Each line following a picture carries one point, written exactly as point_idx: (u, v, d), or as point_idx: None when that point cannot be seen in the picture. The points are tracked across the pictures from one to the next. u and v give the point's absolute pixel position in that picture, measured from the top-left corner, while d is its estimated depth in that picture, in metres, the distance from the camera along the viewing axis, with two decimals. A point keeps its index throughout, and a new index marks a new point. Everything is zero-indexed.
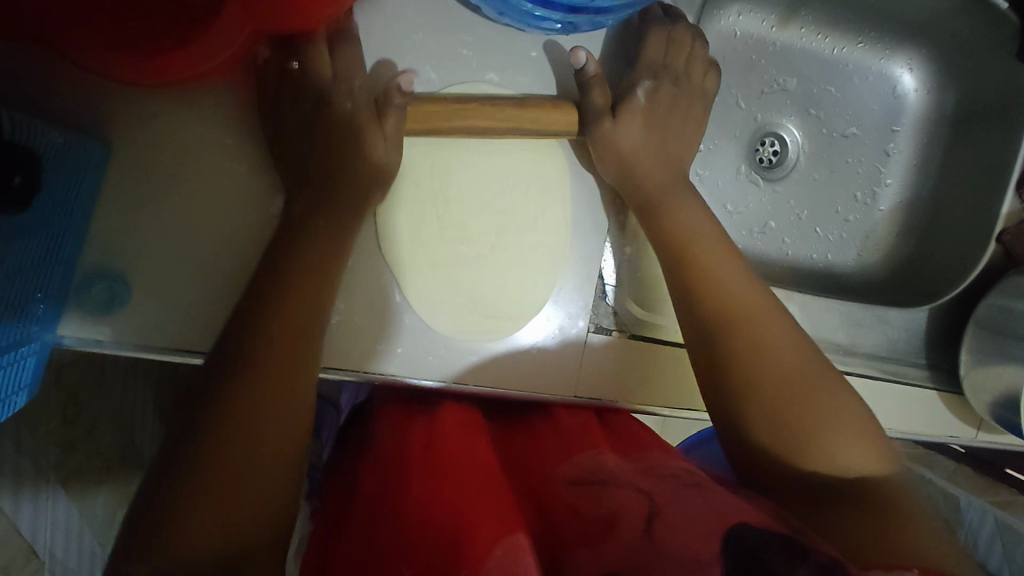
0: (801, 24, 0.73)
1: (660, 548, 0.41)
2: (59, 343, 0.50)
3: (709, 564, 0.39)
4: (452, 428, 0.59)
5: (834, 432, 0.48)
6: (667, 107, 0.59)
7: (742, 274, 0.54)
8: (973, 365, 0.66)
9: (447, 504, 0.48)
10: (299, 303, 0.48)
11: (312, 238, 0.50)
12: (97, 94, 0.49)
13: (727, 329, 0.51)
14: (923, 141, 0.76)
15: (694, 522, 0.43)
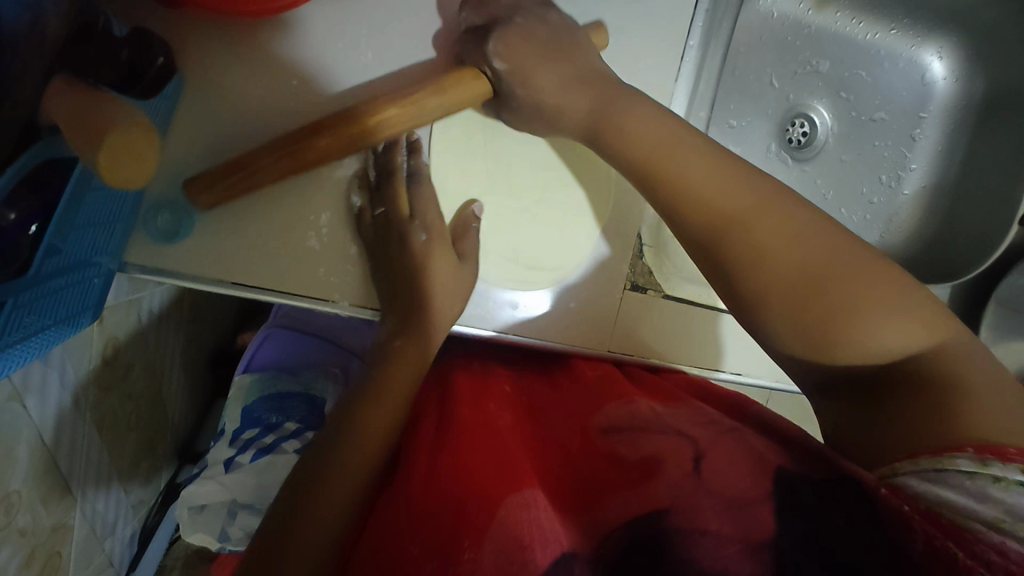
0: (836, 7, 0.76)
1: (703, 485, 0.41)
2: (123, 270, 0.53)
3: (755, 501, 0.39)
4: (463, 403, 0.59)
5: (763, 212, 0.47)
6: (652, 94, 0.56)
7: (704, 182, 0.48)
8: (992, 341, 0.68)
9: (460, 473, 0.46)
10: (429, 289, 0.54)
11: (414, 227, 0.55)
12: (176, 30, 0.51)
13: (618, 114, 0.51)
14: (950, 128, 0.78)
15: (738, 466, 0.43)
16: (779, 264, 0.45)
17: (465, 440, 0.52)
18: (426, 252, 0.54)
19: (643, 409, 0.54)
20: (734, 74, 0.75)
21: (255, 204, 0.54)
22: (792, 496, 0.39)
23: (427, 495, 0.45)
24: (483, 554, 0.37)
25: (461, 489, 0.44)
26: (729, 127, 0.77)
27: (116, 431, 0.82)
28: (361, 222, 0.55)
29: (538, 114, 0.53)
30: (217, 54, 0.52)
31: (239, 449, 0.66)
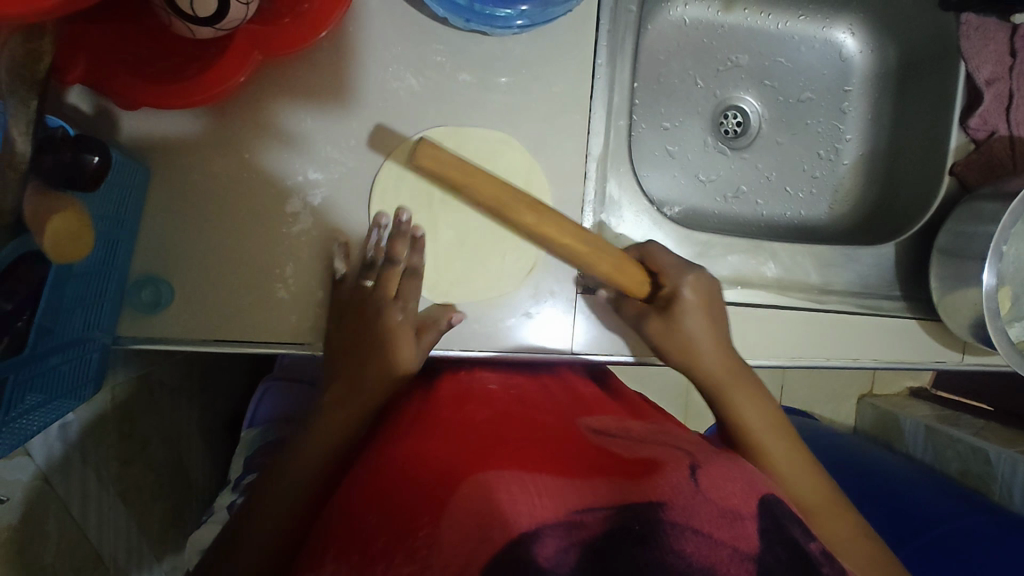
0: (743, 5, 0.81)
1: (702, 491, 0.44)
2: (117, 342, 0.59)
3: (744, 514, 0.43)
4: (447, 399, 0.65)
5: (769, 425, 0.62)
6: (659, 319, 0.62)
7: (748, 405, 0.62)
8: (943, 291, 0.70)
9: (432, 464, 0.52)
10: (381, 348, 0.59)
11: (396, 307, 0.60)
12: (135, 126, 0.57)
13: (703, 361, 0.62)
14: (874, 96, 0.82)
15: (734, 481, 0.47)
16: (778, 458, 0.60)
17: (437, 436, 0.57)
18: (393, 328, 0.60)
19: (635, 428, 0.60)
20: (659, 81, 0.81)
21: (230, 267, 0.60)
22: (777, 521, 0.44)
23: (402, 485, 0.50)
24: (446, 528, 0.42)
25: (436, 476, 0.50)
26: (663, 129, 0.82)
27: (141, 499, 0.88)
28: (338, 288, 0.61)
29: (684, 340, 0.61)
30: (233, 188, 0.59)
31: (238, 494, 0.71)
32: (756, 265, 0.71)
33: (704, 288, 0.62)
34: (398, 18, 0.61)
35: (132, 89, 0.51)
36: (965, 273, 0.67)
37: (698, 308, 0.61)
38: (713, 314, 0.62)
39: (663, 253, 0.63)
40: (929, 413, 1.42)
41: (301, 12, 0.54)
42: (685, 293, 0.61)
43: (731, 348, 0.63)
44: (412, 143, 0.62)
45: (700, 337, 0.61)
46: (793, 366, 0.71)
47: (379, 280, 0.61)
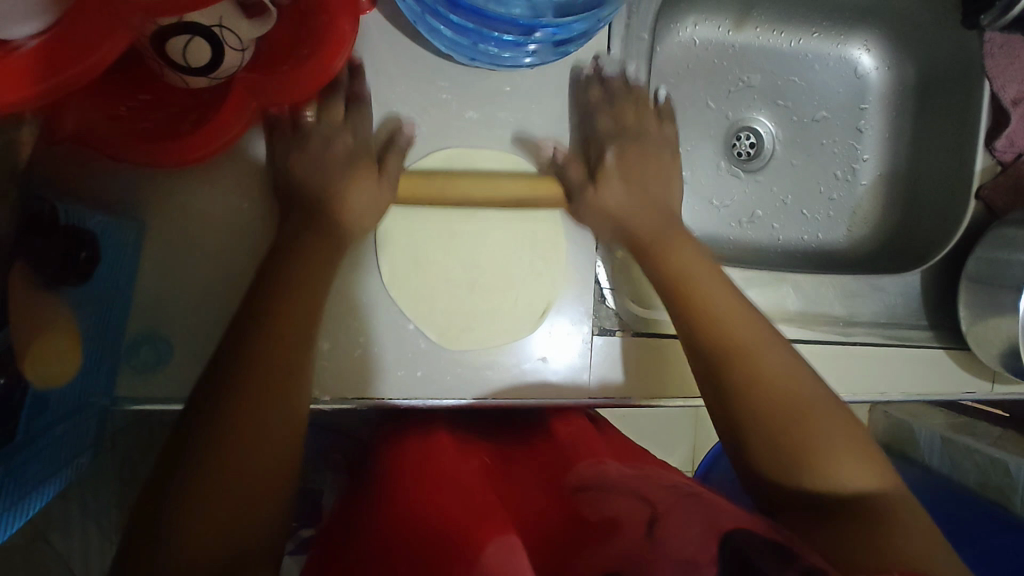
0: (755, 24, 0.78)
1: (658, 548, 0.43)
2: (115, 404, 0.56)
3: (704, 565, 0.40)
4: (417, 450, 0.63)
5: (762, 350, 0.54)
6: (630, 142, 0.63)
7: (686, 252, 0.59)
8: (973, 320, 0.67)
9: (434, 505, 0.53)
10: (301, 305, 0.50)
11: (335, 224, 0.54)
12: (128, 179, 0.54)
13: (635, 222, 0.60)
14: (892, 115, 0.80)
15: (692, 526, 0.45)
16: (777, 382, 0.52)
17: (423, 477, 0.58)
18: (327, 240, 0.54)
19: (626, 470, 0.57)
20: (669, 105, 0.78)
21: (231, 322, 0.57)
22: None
23: (407, 526, 0.51)
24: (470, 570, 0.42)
25: (441, 520, 0.50)
26: None
27: None
28: (275, 161, 0.56)
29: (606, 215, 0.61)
30: (232, 241, 0.57)
31: None
32: (777, 297, 0.68)
33: (630, 152, 0.63)
34: (401, 56, 0.58)
35: (121, 142, 0.48)
36: (1000, 302, 0.64)
37: (621, 161, 0.62)
38: (643, 170, 0.63)
39: (603, 108, 0.62)
40: (944, 422, 1.40)
41: (301, 59, 0.51)
42: (607, 159, 0.61)
43: (669, 217, 0.62)
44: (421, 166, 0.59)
45: (628, 206, 0.61)
46: None
47: (321, 112, 0.55)
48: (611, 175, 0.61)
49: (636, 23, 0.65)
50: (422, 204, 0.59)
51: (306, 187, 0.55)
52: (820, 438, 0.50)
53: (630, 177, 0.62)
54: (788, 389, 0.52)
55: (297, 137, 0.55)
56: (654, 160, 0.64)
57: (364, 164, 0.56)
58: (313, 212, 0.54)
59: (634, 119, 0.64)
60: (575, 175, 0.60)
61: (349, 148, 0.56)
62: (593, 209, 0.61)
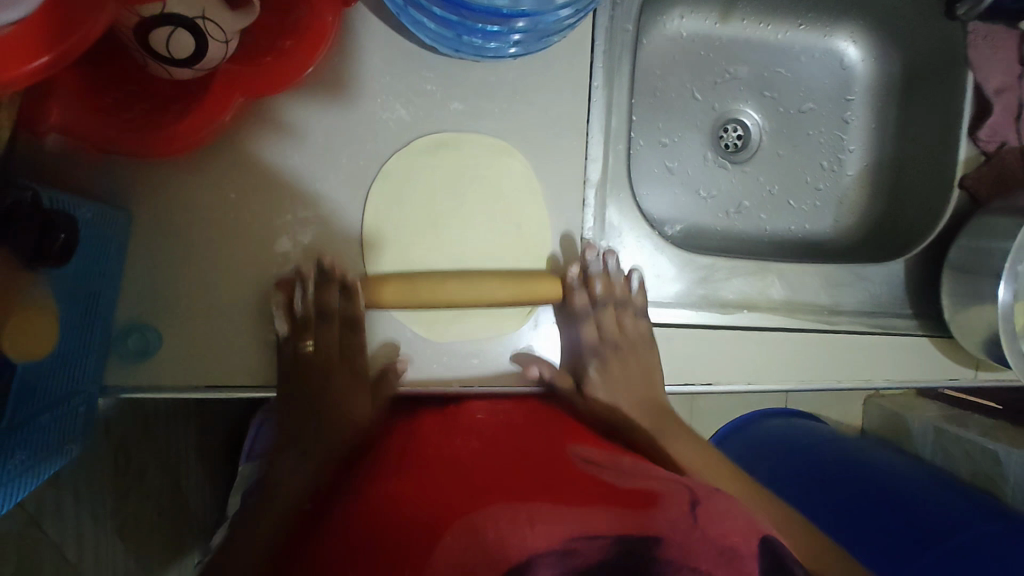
0: (741, 16, 0.78)
1: (699, 528, 0.50)
2: (106, 392, 0.57)
3: (743, 553, 0.49)
4: (430, 427, 0.63)
5: (686, 458, 0.63)
6: (616, 306, 0.64)
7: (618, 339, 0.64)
8: (956, 308, 0.68)
9: (415, 497, 0.55)
10: (332, 397, 0.59)
11: (341, 368, 0.59)
12: (117, 170, 0.55)
13: (602, 393, 0.64)
14: (879, 105, 0.80)
15: (731, 519, 0.51)
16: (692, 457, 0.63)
17: (424, 459, 0.60)
18: (349, 380, 0.59)
19: (625, 462, 0.59)
20: (656, 97, 0.79)
21: (221, 310, 0.58)
22: (776, 558, 0.49)
23: (385, 513, 0.54)
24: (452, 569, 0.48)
25: (421, 516, 0.53)
26: (661, 146, 0.80)
27: (139, 537, 0.86)
28: (281, 352, 0.58)
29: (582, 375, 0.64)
30: (223, 230, 0.57)
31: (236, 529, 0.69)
32: (762, 286, 0.68)
33: (619, 364, 0.64)
34: (386, 48, 0.58)
35: (108, 133, 0.48)
36: (978, 290, 0.65)
37: (595, 328, 0.64)
38: (630, 375, 0.64)
39: (603, 279, 0.63)
40: (937, 413, 1.41)
41: (283, 49, 0.52)
42: (582, 290, 0.62)
43: (659, 409, 0.64)
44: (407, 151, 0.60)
45: (614, 383, 0.63)
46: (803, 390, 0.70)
47: (319, 343, 0.58)
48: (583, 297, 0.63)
49: (619, 14, 0.63)
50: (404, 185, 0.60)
51: (303, 318, 0.58)
52: (731, 486, 0.62)
53: (613, 361, 0.64)
54: (697, 458, 0.63)
55: (297, 325, 0.58)
56: (644, 366, 0.64)
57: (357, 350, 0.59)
58: (306, 358, 0.58)
59: (620, 334, 0.64)
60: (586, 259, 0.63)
61: (344, 366, 0.59)
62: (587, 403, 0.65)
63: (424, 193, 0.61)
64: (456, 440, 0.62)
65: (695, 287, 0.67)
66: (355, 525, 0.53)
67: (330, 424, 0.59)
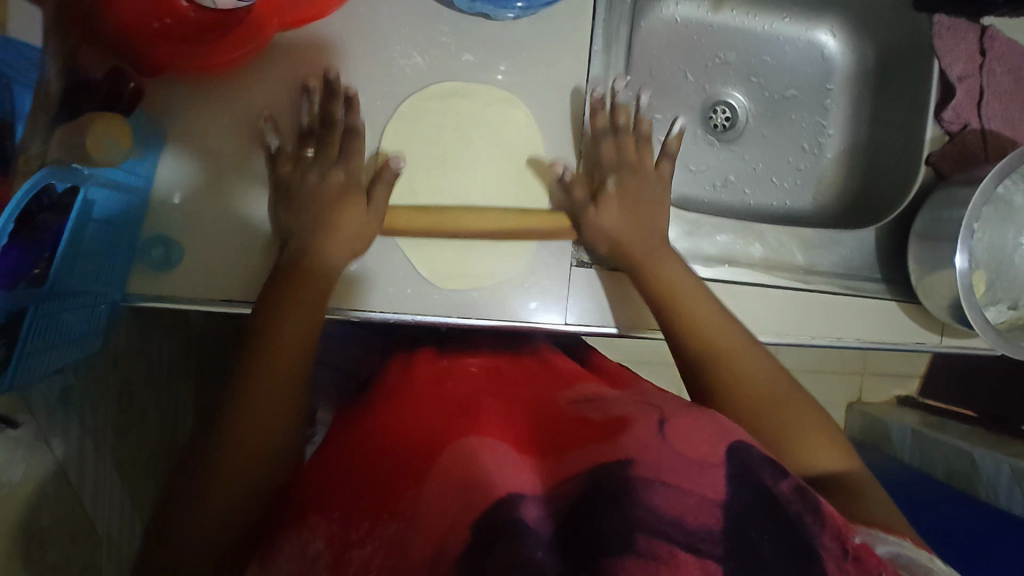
0: (731, 6, 0.85)
1: (670, 445, 0.43)
2: (126, 299, 0.61)
3: (715, 462, 0.41)
4: (423, 376, 0.66)
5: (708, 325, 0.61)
6: (631, 176, 0.67)
7: (628, 223, 0.65)
8: (922, 272, 0.73)
9: (402, 434, 0.53)
10: (313, 282, 0.57)
11: (333, 163, 0.61)
12: (154, 93, 0.60)
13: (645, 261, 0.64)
14: (856, 94, 0.87)
15: (703, 432, 0.44)
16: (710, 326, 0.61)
17: (415, 399, 0.60)
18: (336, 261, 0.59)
19: (610, 395, 0.60)
20: (651, 75, 0.85)
21: (240, 231, 0.62)
22: (745, 467, 0.41)
23: (373, 452, 0.52)
24: (427, 500, 0.44)
25: (407, 448, 0.51)
26: (654, 121, 0.86)
27: (135, 475, 0.89)
28: (279, 201, 0.61)
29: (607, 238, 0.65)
30: (247, 157, 0.62)
31: None
32: (742, 245, 0.74)
33: (632, 185, 0.67)
34: (407, 2, 0.64)
35: (157, 47, 0.55)
36: (939, 254, 0.70)
37: (615, 150, 0.67)
38: (640, 200, 0.67)
39: (611, 146, 0.67)
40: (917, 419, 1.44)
41: None
42: (609, 186, 0.66)
43: (659, 235, 0.65)
44: (419, 96, 0.65)
45: (626, 226, 0.65)
46: (779, 343, 0.74)
47: (319, 148, 0.61)
48: (611, 198, 0.65)
49: None
50: (416, 128, 0.65)
51: (307, 127, 0.62)
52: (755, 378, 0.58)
53: (631, 202, 0.66)
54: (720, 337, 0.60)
55: (300, 136, 0.62)
56: (653, 194, 0.67)
57: (353, 201, 0.60)
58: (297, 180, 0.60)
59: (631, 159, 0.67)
60: (579, 194, 0.66)
61: (343, 165, 0.61)
62: (593, 230, 0.65)
63: (436, 134, 0.66)
64: (448, 380, 0.65)
65: (681, 240, 0.72)
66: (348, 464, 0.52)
67: (318, 304, 0.57)
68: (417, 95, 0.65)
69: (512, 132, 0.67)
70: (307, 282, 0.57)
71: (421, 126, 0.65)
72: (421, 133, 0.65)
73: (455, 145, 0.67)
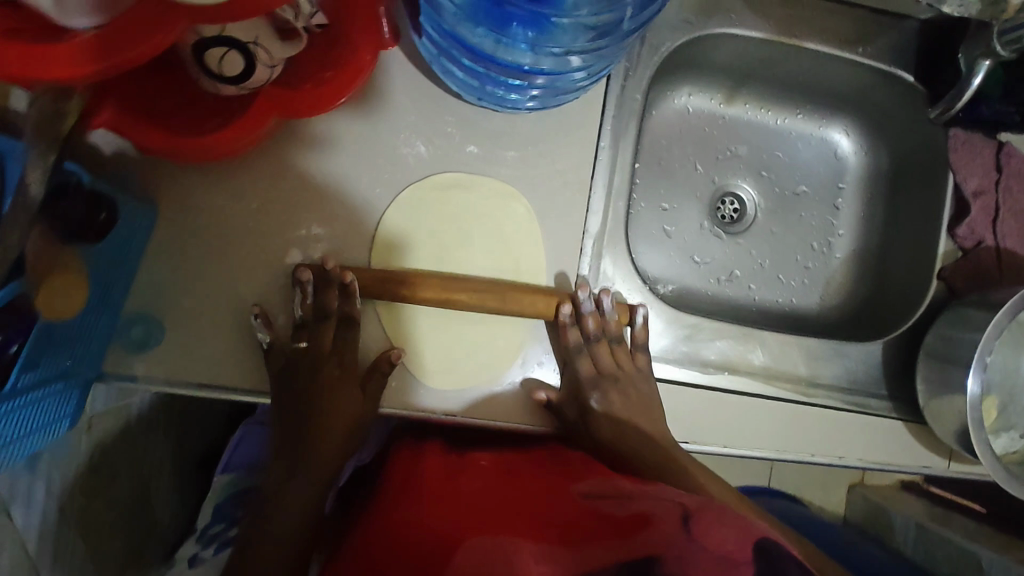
0: (744, 100, 0.84)
1: (695, 541, 0.47)
2: (102, 379, 0.59)
3: (741, 563, 0.45)
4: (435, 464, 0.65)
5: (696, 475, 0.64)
6: (604, 364, 0.67)
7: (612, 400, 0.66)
8: (930, 394, 0.70)
9: (434, 516, 0.57)
10: (334, 408, 0.62)
11: (330, 360, 0.63)
12: (148, 169, 0.59)
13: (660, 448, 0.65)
14: (866, 196, 0.85)
15: (725, 529, 0.48)
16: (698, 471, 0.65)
17: (437, 478, 0.63)
18: (340, 377, 0.62)
19: (625, 484, 0.58)
20: (659, 164, 0.84)
21: (222, 314, 0.61)
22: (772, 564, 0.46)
23: (406, 531, 0.56)
24: None
25: (440, 529, 0.55)
26: (660, 210, 0.84)
27: (100, 540, 0.86)
28: (271, 351, 0.60)
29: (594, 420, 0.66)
30: (236, 238, 0.61)
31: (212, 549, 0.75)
32: (743, 351, 0.71)
33: (610, 377, 0.67)
34: (415, 92, 0.64)
35: (141, 129, 0.52)
36: (948, 379, 0.67)
37: (582, 334, 0.66)
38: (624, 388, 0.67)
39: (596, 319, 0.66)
40: (922, 510, 1.31)
41: (322, 78, 0.57)
42: (585, 377, 0.66)
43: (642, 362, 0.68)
44: (420, 187, 0.64)
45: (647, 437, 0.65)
46: (778, 459, 0.71)
47: (312, 340, 0.62)
48: (588, 393, 0.66)
49: (630, 85, 0.69)
50: (413, 219, 0.64)
51: (301, 320, 0.61)
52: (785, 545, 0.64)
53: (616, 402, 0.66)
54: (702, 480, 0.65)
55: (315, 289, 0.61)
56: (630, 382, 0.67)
57: (350, 384, 0.63)
58: (297, 355, 0.61)
59: (613, 370, 0.67)
60: (584, 371, 0.66)
61: (332, 360, 0.63)
62: (583, 415, 0.66)
63: (434, 225, 0.64)
64: (460, 475, 0.63)
65: (679, 344, 0.70)
66: (384, 537, 0.57)
67: (338, 417, 0.62)
68: (417, 183, 0.64)
69: (513, 225, 0.66)
70: (333, 400, 0.62)
71: (418, 219, 0.64)
72: (418, 223, 0.64)
73: (452, 237, 0.65)
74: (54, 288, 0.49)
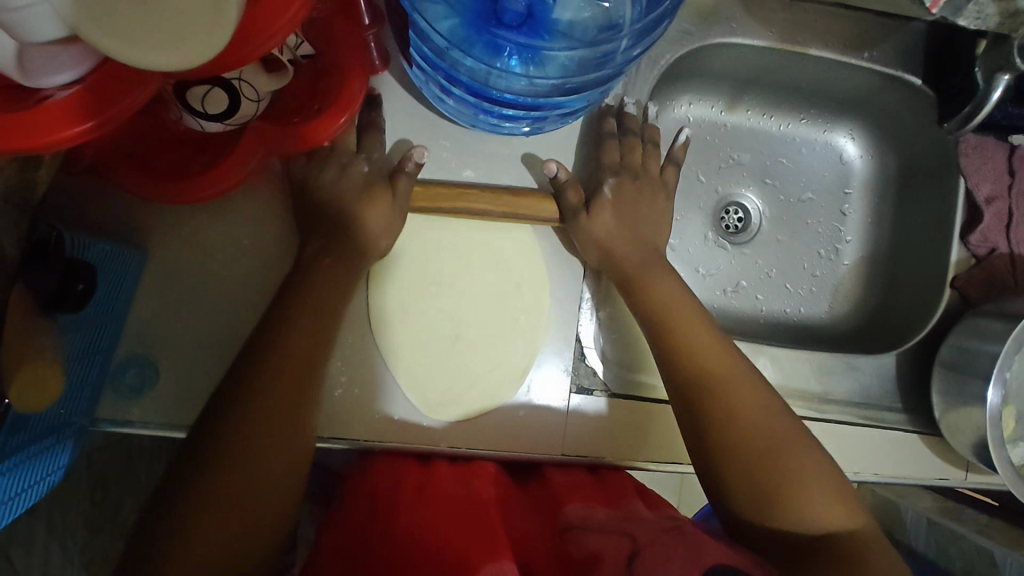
0: (746, 107, 0.82)
1: None
2: (96, 425, 0.57)
3: None
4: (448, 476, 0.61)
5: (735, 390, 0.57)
6: (630, 185, 0.65)
7: (663, 293, 0.61)
8: (946, 407, 0.68)
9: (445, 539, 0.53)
10: (347, 234, 0.58)
11: (345, 200, 0.58)
12: (138, 211, 0.58)
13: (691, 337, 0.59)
14: (875, 201, 0.83)
15: (671, 571, 0.47)
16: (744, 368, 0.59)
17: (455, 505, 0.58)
18: (356, 224, 0.58)
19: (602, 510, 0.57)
20: None
21: (217, 354, 0.59)
22: None
23: (413, 553, 0.52)
24: None
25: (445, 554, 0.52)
26: None
27: None
28: (289, 175, 0.59)
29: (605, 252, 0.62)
30: (230, 275, 0.59)
31: None
32: None
33: (631, 196, 0.65)
34: (409, 118, 0.62)
35: (133, 177, 0.52)
36: (964, 393, 0.66)
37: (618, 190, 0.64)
38: (637, 212, 0.64)
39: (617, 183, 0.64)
40: (933, 504, 1.24)
41: (310, 113, 0.54)
42: (604, 197, 0.63)
43: (656, 253, 0.64)
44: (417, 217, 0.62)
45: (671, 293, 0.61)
46: None
47: (329, 146, 0.59)
48: (604, 207, 0.62)
49: (630, 99, 0.67)
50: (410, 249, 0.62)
51: (309, 153, 0.59)
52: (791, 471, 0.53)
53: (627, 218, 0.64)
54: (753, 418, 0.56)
55: (309, 158, 0.59)
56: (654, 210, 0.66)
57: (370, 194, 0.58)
58: (308, 170, 0.59)
59: (639, 206, 0.65)
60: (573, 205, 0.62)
61: (351, 200, 0.58)
62: (586, 239, 0.62)
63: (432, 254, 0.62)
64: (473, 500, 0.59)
65: None
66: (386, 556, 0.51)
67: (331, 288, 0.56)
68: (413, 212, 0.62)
69: (512, 250, 0.64)
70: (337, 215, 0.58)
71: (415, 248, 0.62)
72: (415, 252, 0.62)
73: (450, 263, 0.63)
74: (22, 382, 0.47)
